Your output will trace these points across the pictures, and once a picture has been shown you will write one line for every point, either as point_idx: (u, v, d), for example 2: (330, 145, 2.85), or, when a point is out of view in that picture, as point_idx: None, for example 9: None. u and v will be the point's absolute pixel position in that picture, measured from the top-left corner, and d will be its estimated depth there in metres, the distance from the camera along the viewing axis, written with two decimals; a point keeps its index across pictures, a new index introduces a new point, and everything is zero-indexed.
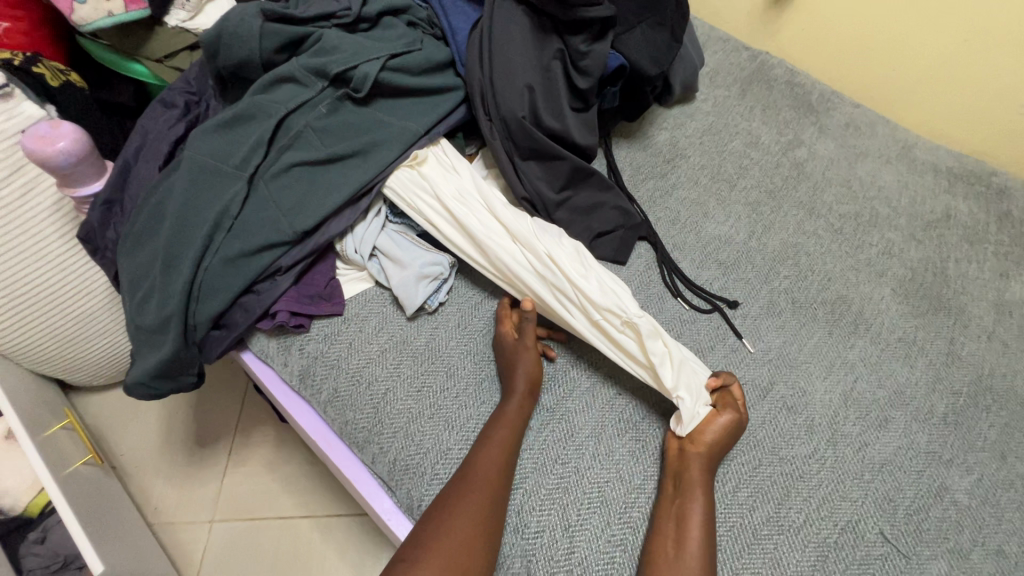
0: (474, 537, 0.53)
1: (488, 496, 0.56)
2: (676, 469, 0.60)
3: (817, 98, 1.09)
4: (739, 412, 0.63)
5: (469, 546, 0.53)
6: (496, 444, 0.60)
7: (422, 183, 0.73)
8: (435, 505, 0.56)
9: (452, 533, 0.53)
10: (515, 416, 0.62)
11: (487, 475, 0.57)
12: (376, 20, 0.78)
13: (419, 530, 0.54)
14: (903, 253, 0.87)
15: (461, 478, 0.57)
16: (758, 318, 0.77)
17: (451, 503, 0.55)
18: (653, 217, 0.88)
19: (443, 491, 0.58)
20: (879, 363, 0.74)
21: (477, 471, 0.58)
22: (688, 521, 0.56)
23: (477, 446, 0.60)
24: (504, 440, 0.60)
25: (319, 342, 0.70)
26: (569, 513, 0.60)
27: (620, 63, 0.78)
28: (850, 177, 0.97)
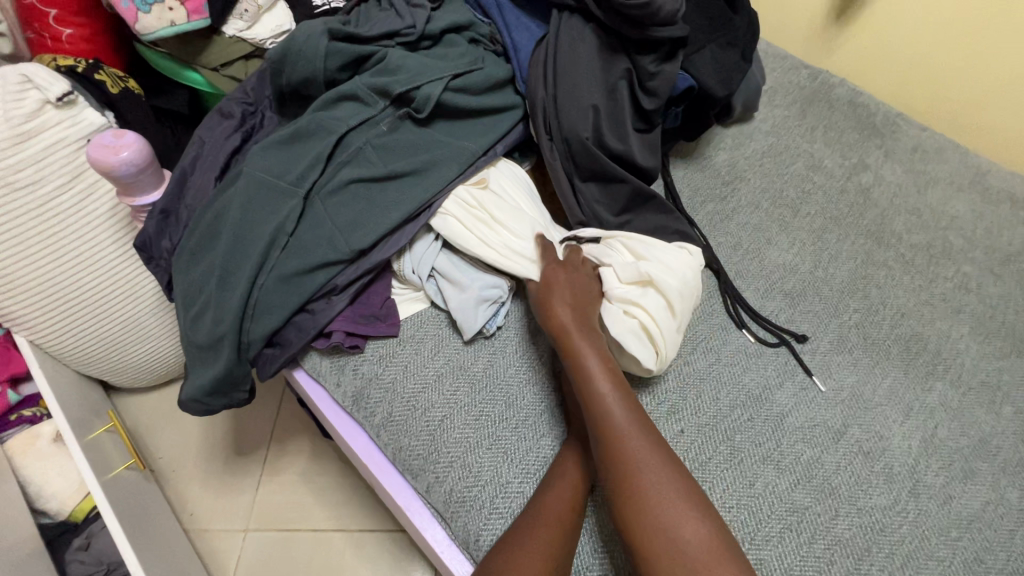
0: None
1: (562, 540, 0.54)
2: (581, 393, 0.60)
3: (882, 120, 1.04)
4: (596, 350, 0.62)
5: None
6: (569, 485, 0.58)
7: (484, 209, 0.71)
8: (505, 546, 0.54)
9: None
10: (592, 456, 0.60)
11: (562, 519, 0.55)
12: (439, 38, 0.76)
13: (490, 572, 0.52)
14: (980, 289, 0.82)
15: (533, 519, 0.55)
16: (828, 355, 0.73)
17: (523, 545, 0.53)
18: (714, 242, 0.84)
19: (513, 531, 0.55)
20: (960, 408, 0.69)
21: (549, 511, 0.55)
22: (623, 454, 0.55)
23: (549, 485, 0.58)
24: (577, 481, 0.58)
25: (374, 363, 0.69)
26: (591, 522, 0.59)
27: (688, 85, 0.75)
28: (920, 205, 0.92)
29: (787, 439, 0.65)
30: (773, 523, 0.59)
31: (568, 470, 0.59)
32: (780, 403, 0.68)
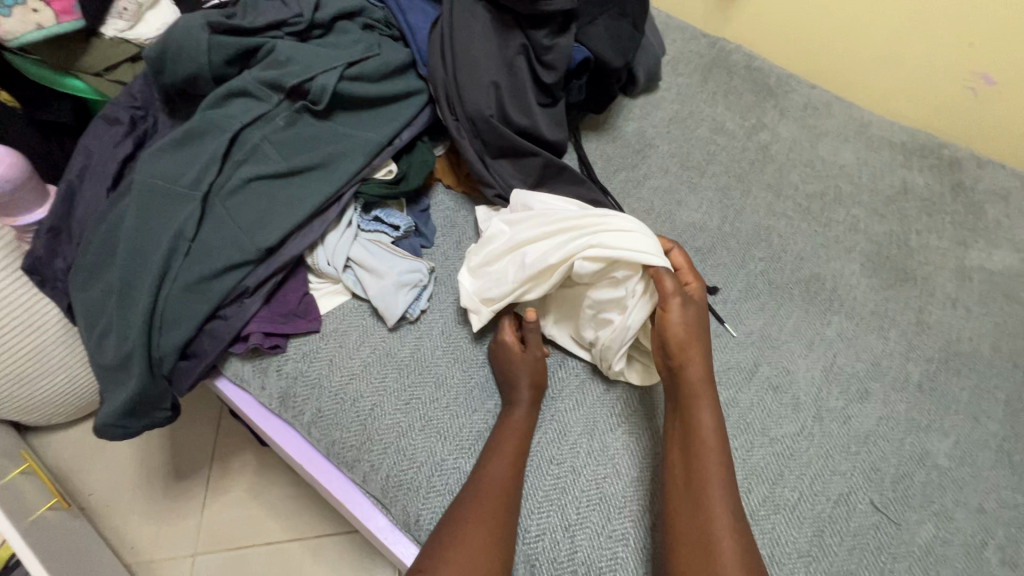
0: (489, 549, 0.52)
1: (500, 507, 0.55)
2: (682, 426, 0.58)
3: (775, 82, 1.11)
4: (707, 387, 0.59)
5: (487, 561, 0.51)
6: (504, 453, 0.59)
7: (484, 246, 0.71)
8: (445, 521, 0.54)
9: (470, 548, 0.52)
10: (523, 424, 0.62)
11: (499, 486, 0.56)
12: (330, 25, 0.74)
13: (431, 546, 0.53)
14: (868, 228, 0.90)
15: (471, 491, 0.56)
16: (737, 303, 0.78)
17: (462, 517, 0.54)
18: (629, 209, 0.88)
19: (452, 505, 0.56)
20: (855, 337, 0.76)
21: (487, 480, 0.57)
22: (703, 490, 0.53)
23: (485, 456, 0.59)
24: (512, 449, 0.59)
25: (297, 361, 0.67)
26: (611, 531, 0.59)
27: (584, 56, 0.77)
28: (813, 157, 0.99)
29: None
30: None
31: (502, 439, 0.60)
32: None
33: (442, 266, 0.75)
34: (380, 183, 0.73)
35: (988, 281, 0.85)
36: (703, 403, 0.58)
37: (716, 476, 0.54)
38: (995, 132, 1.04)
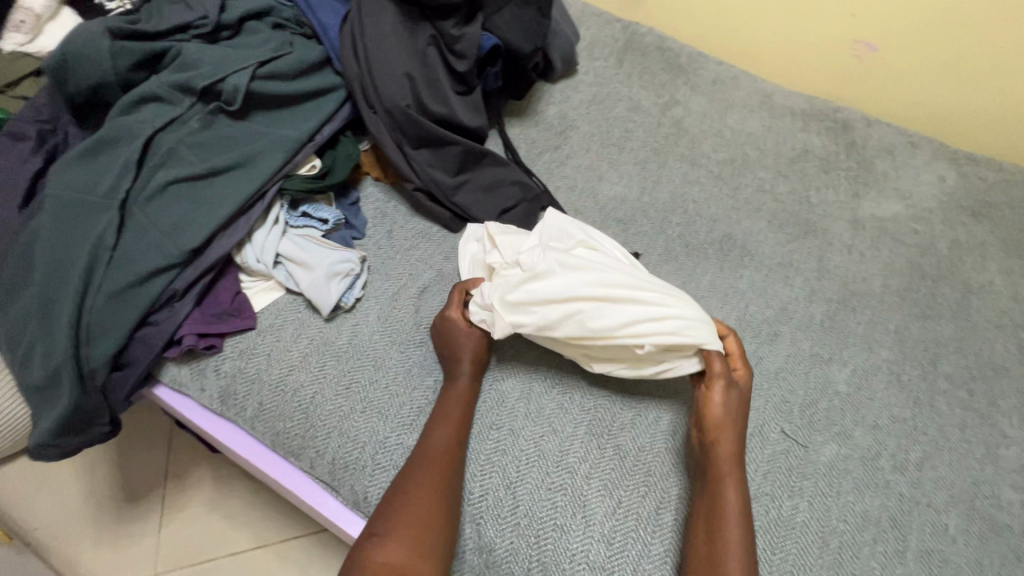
0: (432, 512, 0.56)
1: (444, 473, 0.59)
2: (711, 497, 0.59)
3: (686, 60, 1.18)
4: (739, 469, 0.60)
5: (431, 522, 0.56)
6: (445, 421, 0.62)
7: (508, 282, 0.66)
8: (392, 489, 0.58)
9: (415, 513, 0.56)
10: (466, 393, 0.65)
11: (442, 452, 0.60)
12: (238, 26, 0.75)
13: (380, 513, 0.57)
14: (773, 188, 0.97)
15: (415, 460, 0.59)
16: (658, 266, 0.84)
17: (408, 485, 0.58)
18: (554, 187, 0.92)
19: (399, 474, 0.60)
20: (764, 287, 0.83)
21: (430, 450, 0.60)
22: (723, 540, 0.56)
23: (429, 426, 0.62)
24: (453, 417, 0.63)
25: (234, 359, 0.68)
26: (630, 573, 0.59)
27: (493, 44, 0.82)
28: (722, 128, 1.06)
29: None
30: (624, 412, 0.68)
31: (445, 409, 0.63)
32: None
33: (375, 256, 0.77)
34: (304, 178, 0.74)
35: (880, 227, 0.93)
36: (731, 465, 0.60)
37: (735, 529, 0.56)
38: (881, 94, 1.14)
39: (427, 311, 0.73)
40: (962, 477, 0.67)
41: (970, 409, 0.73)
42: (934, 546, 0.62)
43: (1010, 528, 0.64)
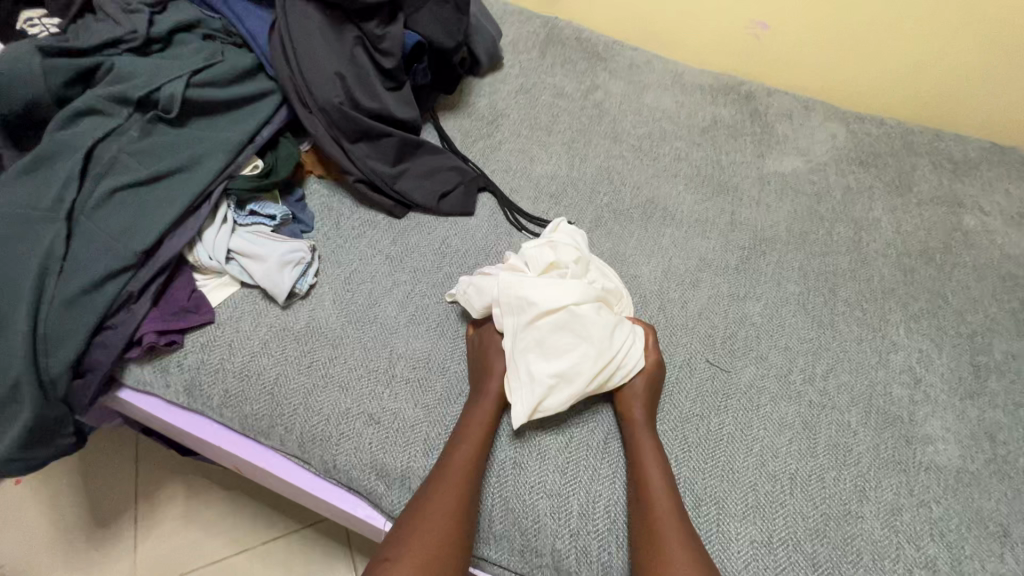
0: (444, 537, 0.58)
1: (459, 495, 0.60)
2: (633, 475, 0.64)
3: (603, 48, 1.27)
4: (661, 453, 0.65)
5: (443, 546, 0.58)
6: (466, 443, 0.63)
7: (555, 376, 0.66)
8: (410, 510, 0.60)
9: (429, 537, 0.58)
10: (489, 415, 0.66)
11: (460, 475, 0.61)
12: (169, 39, 0.78)
13: (395, 535, 0.59)
14: (688, 156, 1.07)
15: (433, 483, 0.61)
16: (589, 232, 0.92)
17: (425, 507, 0.60)
18: (490, 170, 0.99)
19: (417, 494, 0.62)
20: (685, 241, 0.92)
21: (446, 474, 0.61)
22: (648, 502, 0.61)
23: (451, 448, 0.63)
24: (473, 440, 0.64)
25: (196, 352, 0.71)
26: (593, 538, 0.62)
27: (416, 41, 0.88)
28: (640, 106, 1.16)
29: None
30: None
31: (466, 431, 0.64)
32: None
33: (324, 245, 0.82)
34: (247, 177, 0.78)
35: (783, 181, 1.05)
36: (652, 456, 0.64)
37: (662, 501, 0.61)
38: (777, 66, 1.27)
39: (379, 290, 0.78)
40: (861, 381, 0.77)
41: (865, 325, 0.84)
42: (839, 439, 0.71)
43: (901, 417, 0.74)
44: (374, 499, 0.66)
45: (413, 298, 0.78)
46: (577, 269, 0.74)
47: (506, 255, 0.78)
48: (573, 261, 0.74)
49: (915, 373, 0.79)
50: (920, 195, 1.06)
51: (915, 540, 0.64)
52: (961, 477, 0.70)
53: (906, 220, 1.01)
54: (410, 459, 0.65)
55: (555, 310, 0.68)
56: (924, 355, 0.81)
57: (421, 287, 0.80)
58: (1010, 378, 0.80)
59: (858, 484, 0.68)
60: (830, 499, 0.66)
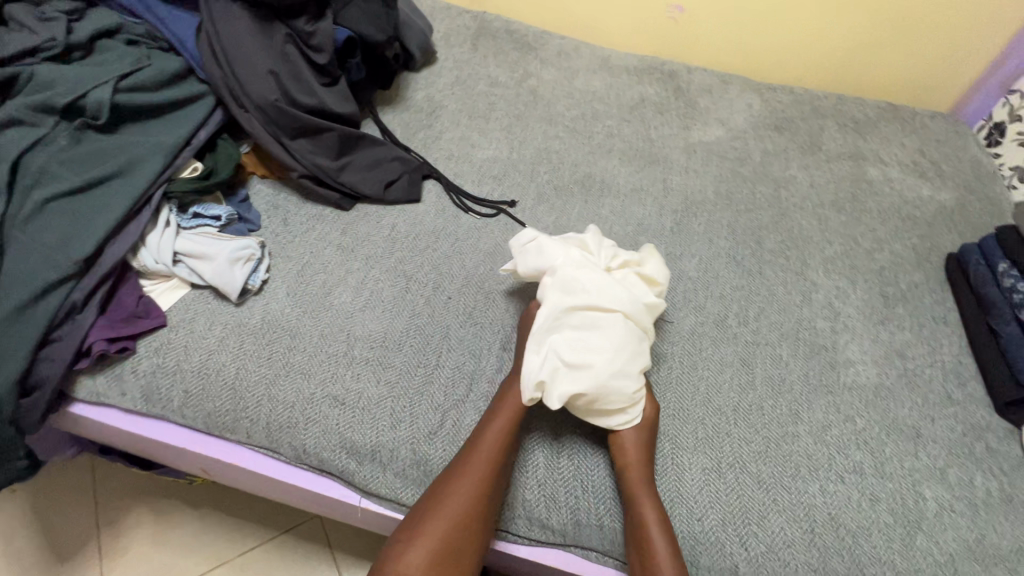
0: (472, 512, 0.61)
1: (489, 470, 0.63)
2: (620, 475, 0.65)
3: (532, 38, 1.33)
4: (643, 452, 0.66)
5: (470, 520, 0.60)
6: (500, 420, 0.66)
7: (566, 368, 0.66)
8: (440, 485, 0.62)
9: (458, 511, 0.60)
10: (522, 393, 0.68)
11: (491, 451, 0.64)
12: (90, 46, 0.77)
13: (423, 508, 0.61)
14: (620, 133, 1.14)
15: (465, 454, 0.64)
16: (533, 208, 0.96)
17: (454, 482, 0.62)
18: (433, 158, 1.02)
19: (448, 468, 0.64)
20: (623, 210, 0.98)
21: (477, 449, 0.64)
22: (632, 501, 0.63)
23: (484, 424, 0.66)
24: (507, 418, 0.66)
25: (151, 357, 0.71)
26: (559, 483, 0.67)
27: (347, 36, 0.91)
28: (572, 90, 1.22)
29: None
30: None
31: (501, 409, 0.67)
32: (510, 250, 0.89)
33: (273, 242, 0.83)
34: (187, 179, 0.78)
35: (708, 149, 1.13)
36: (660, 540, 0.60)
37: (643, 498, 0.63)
38: (694, 45, 1.36)
39: (333, 279, 0.80)
40: (789, 320, 0.85)
41: (789, 271, 0.92)
42: (774, 371, 0.79)
43: (826, 346, 0.83)
44: (348, 477, 0.68)
45: (367, 283, 0.80)
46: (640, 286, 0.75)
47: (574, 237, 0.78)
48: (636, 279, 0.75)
49: (835, 308, 0.88)
50: (829, 153, 1.16)
51: (843, 450, 0.72)
52: (879, 392, 0.78)
53: (818, 175, 1.11)
54: (378, 433, 0.68)
55: (595, 308, 0.69)
56: (841, 291, 0.90)
57: (375, 273, 0.82)
58: (914, 303, 0.90)
59: (792, 408, 0.75)
60: (769, 424, 0.73)
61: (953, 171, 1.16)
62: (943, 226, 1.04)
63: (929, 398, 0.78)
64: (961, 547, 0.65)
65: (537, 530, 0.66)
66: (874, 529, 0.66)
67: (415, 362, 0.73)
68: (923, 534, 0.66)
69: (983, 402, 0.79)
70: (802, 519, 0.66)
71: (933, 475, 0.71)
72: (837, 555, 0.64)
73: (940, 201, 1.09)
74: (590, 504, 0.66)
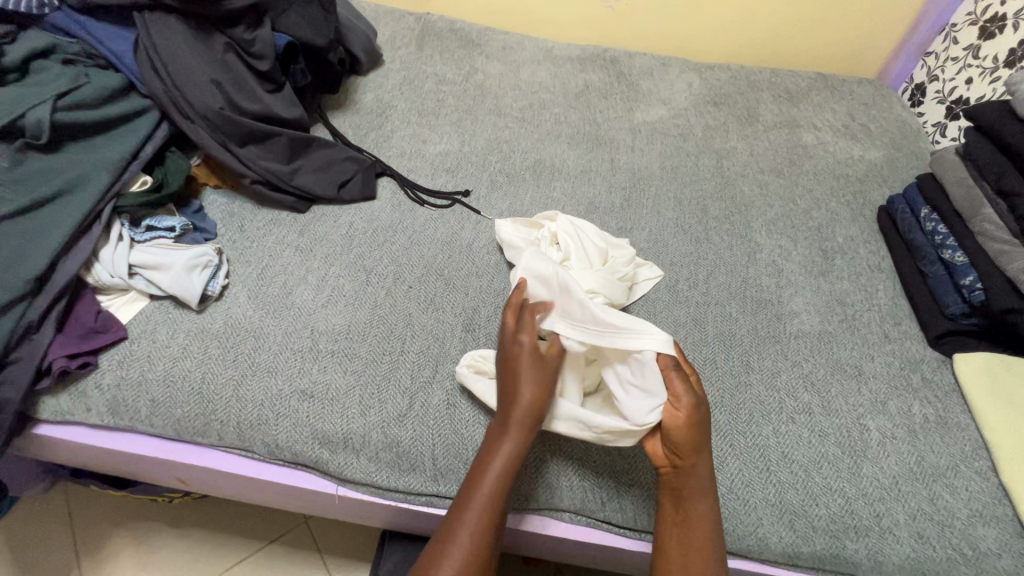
0: (482, 553, 0.57)
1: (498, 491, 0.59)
2: (672, 481, 0.63)
3: (477, 35, 1.35)
4: (701, 444, 0.62)
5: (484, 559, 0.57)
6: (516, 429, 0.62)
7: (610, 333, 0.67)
8: (455, 511, 0.59)
9: (473, 540, 0.57)
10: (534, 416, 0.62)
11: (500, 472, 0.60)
12: (25, 67, 0.77)
13: (445, 529, 0.58)
14: (568, 119, 1.17)
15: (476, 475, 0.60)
16: (487, 197, 0.99)
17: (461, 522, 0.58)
18: (385, 156, 1.03)
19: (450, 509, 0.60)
20: (574, 191, 1.02)
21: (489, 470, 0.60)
22: (688, 502, 0.62)
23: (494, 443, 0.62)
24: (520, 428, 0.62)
25: (114, 371, 0.71)
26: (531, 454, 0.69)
27: (287, 41, 0.92)
28: (517, 82, 1.25)
29: (479, 256, 0.89)
30: (487, 308, 0.82)
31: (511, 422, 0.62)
32: (467, 237, 0.91)
33: (231, 250, 0.84)
34: (136, 193, 0.79)
35: (652, 128, 1.18)
36: (706, 534, 0.61)
37: (697, 500, 0.61)
38: (634, 31, 1.41)
39: (293, 279, 0.81)
40: (736, 280, 0.90)
41: (734, 235, 0.97)
42: (724, 328, 0.83)
43: (771, 301, 0.88)
44: (323, 467, 0.70)
45: (328, 280, 0.82)
46: (613, 251, 0.85)
47: (558, 216, 0.87)
48: (615, 244, 0.86)
49: (778, 265, 0.93)
50: (766, 123, 1.22)
51: (792, 393, 0.76)
52: (822, 337, 0.84)
53: (757, 144, 1.17)
54: (349, 421, 0.69)
55: (591, 282, 0.76)
56: (783, 249, 0.96)
57: (336, 268, 0.83)
58: (851, 254, 0.96)
59: (743, 358, 0.80)
60: (723, 376, 0.78)
61: (882, 131, 1.23)
62: (874, 182, 1.11)
63: (869, 338, 0.84)
64: (904, 469, 0.70)
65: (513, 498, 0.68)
66: (824, 462, 0.70)
67: (380, 351, 0.75)
68: (869, 460, 0.71)
69: (917, 337, 0.85)
70: (757, 460, 0.70)
71: (875, 407, 0.76)
72: (792, 489, 0.68)
73: (870, 159, 1.16)
74: (560, 470, 0.69)
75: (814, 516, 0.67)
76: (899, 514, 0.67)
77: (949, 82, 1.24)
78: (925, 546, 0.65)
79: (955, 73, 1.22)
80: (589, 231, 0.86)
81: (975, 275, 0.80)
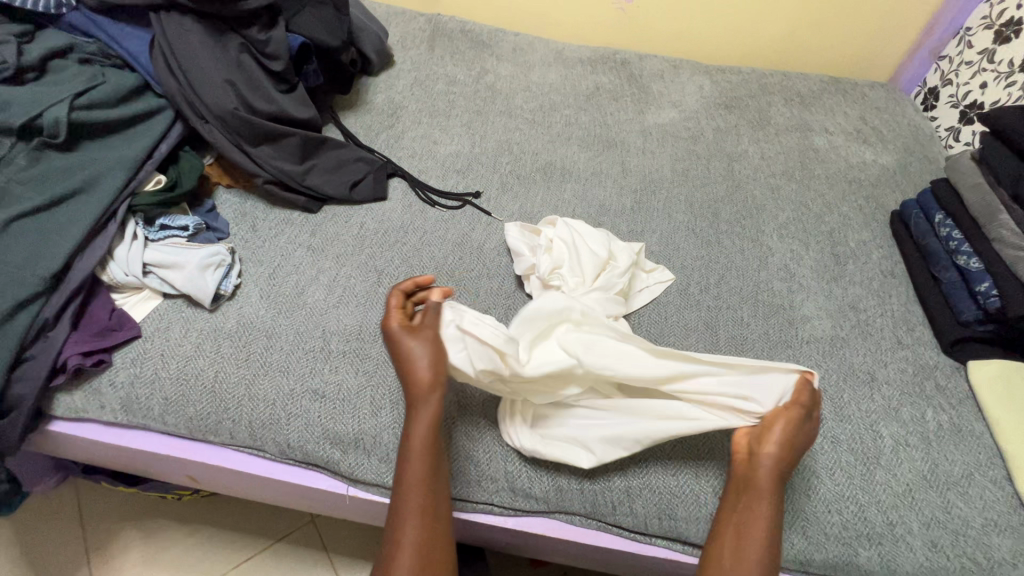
0: (428, 538, 0.60)
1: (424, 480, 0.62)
2: (741, 478, 0.63)
3: (488, 36, 1.35)
4: (789, 454, 0.63)
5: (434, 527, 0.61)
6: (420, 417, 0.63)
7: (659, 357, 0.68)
8: (393, 512, 0.61)
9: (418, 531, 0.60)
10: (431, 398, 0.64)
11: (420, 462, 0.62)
12: (42, 65, 0.77)
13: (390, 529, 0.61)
14: (578, 121, 1.17)
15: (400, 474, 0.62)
16: (497, 198, 0.99)
17: (404, 505, 0.61)
18: (396, 157, 1.04)
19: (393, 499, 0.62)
20: (584, 193, 1.01)
21: (408, 464, 0.62)
22: (752, 501, 0.62)
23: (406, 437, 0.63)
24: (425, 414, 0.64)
25: (128, 368, 0.71)
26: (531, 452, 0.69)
27: (300, 42, 0.93)
28: (528, 83, 1.25)
29: (490, 258, 0.89)
30: (497, 310, 0.82)
31: (415, 410, 0.64)
32: (478, 238, 0.91)
33: (243, 249, 0.84)
34: (151, 192, 0.79)
35: (663, 130, 1.17)
36: (764, 536, 0.60)
37: (763, 502, 0.61)
38: (646, 33, 1.41)
39: (305, 278, 0.81)
40: (747, 283, 0.90)
41: (745, 238, 0.97)
42: (735, 332, 0.83)
43: (783, 306, 0.87)
44: (334, 467, 0.70)
45: (339, 280, 0.82)
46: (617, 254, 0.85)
47: (563, 221, 0.88)
48: (620, 247, 0.86)
49: (790, 269, 0.93)
50: (778, 126, 1.22)
51: None
52: (834, 342, 0.83)
53: (768, 147, 1.16)
54: (359, 422, 0.70)
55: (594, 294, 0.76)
56: (794, 253, 0.95)
57: (347, 268, 0.84)
58: (863, 260, 0.95)
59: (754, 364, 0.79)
60: None
61: (894, 135, 1.23)
62: (887, 186, 1.10)
63: (882, 344, 0.84)
64: (917, 476, 0.70)
65: (523, 499, 0.68)
66: (837, 469, 0.70)
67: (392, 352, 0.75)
68: (882, 468, 0.70)
69: (930, 343, 0.85)
70: None
71: (888, 414, 0.75)
72: (804, 495, 0.68)
73: (883, 163, 1.15)
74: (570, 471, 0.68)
75: (827, 522, 0.66)
76: (913, 523, 0.66)
77: (963, 87, 1.23)
78: (938, 554, 0.65)
79: (968, 77, 1.21)
80: (592, 234, 0.86)
81: (990, 282, 0.79)
